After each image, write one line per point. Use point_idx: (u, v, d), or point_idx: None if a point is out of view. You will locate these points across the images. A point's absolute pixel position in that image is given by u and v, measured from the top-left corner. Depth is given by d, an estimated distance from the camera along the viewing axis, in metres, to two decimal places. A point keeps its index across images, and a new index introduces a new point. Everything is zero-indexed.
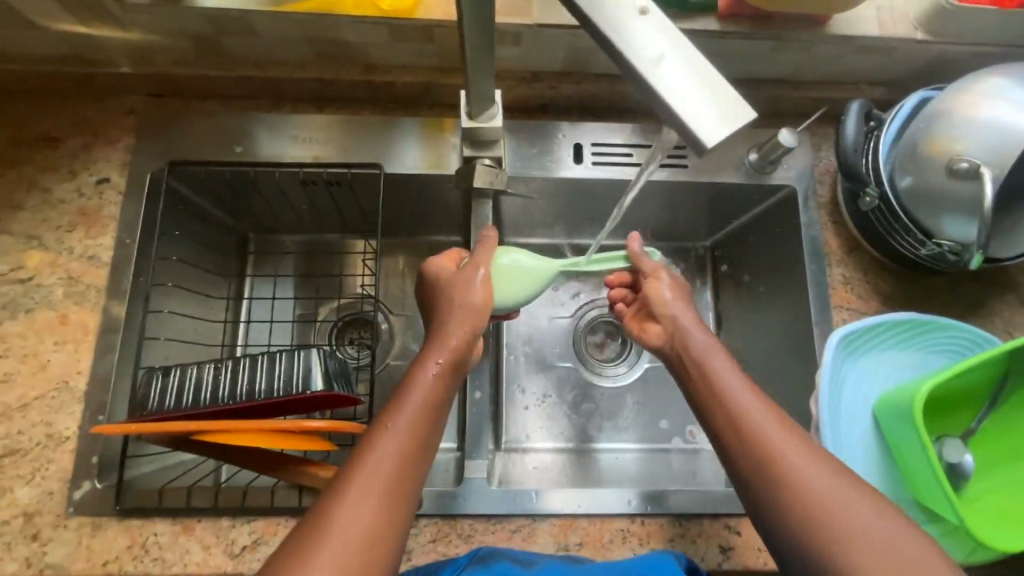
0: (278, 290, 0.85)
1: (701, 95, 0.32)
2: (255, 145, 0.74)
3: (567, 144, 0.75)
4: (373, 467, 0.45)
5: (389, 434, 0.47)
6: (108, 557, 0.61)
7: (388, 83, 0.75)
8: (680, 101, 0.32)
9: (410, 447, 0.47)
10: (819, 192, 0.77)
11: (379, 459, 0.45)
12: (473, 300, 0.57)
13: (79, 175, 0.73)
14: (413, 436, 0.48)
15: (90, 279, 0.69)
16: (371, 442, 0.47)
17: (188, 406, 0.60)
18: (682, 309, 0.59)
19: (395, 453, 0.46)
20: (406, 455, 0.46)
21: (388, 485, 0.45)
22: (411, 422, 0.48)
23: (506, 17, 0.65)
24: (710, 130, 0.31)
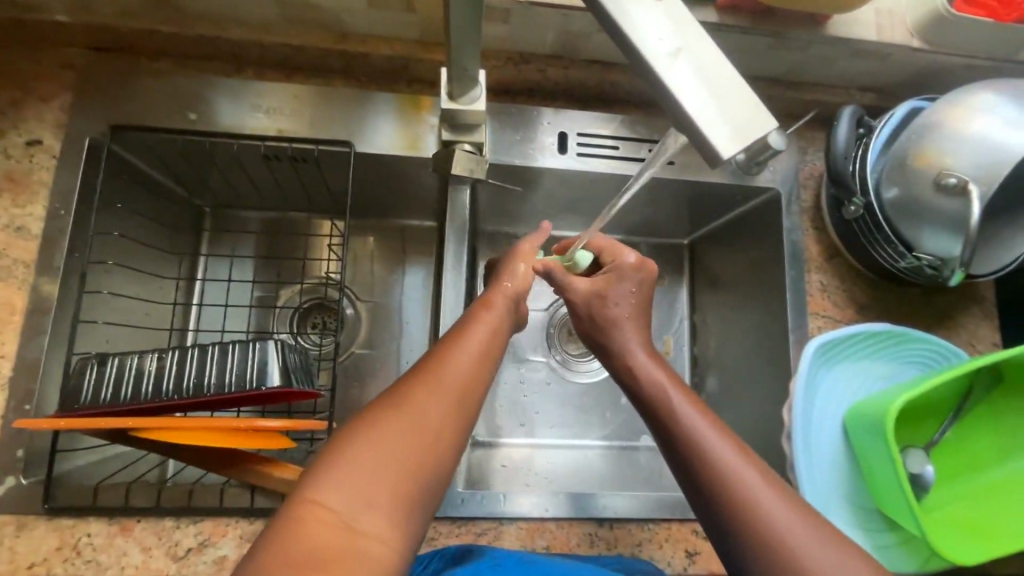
0: (234, 272, 0.80)
1: (720, 98, 0.29)
2: (212, 113, 0.67)
3: (551, 132, 0.71)
4: (439, 385, 0.43)
5: (455, 359, 0.45)
6: (34, 560, 0.56)
7: (363, 55, 0.69)
8: (696, 103, 0.29)
9: (473, 376, 0.45)
10: (803, 196, 0.76)
11: (445, 379, 0.43)
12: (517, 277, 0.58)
13: (5, 135, 0.64)
14: (476, 368, 0.45)
15: (17, 253, 0.62)
16: (433, 364, 0.45)
17: (127, 400, 0.54)
18: (622, 286, 0.60)
19: (455, 375, 0.44)
20: (467, 380, 0.44)
21: (451, 407, 0.42)
22: (450, 382, 0.43)
23: None
24: (728, 141, 0.28)
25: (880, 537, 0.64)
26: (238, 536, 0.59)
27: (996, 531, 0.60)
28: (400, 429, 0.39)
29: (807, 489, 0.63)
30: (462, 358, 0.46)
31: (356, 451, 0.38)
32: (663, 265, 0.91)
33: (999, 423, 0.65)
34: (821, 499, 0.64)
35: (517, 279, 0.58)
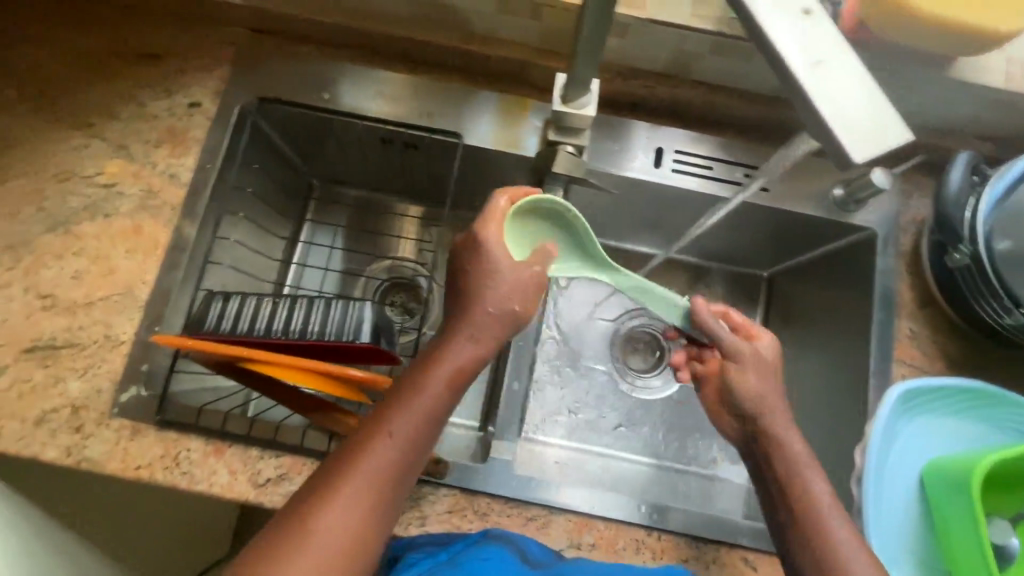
0: (334, 240, 0.88)
1: (859, 110, 0.31)
2: (342, 95, 0.75)
3: (648, 147, 0.74)
4: (345, 513, 0.45)
5: (371, 455, 0.47)
6: (142, 463, 0.64)
7: (484, 55, 0.74)
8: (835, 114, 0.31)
9: (383, 486, 0.47)
10: (902, 240, 0.74)
11: (349, 503, 0.45)
12: (488, 263, 0.54)
13: (171, 95, 0.74)
14: (389, 477, 0.47)
15: (167, 196, 0.71)
16: (342, 480, 0.46)
17: (241, 333, 0.61)
18: (765, 350, 0.61)
19: (362, 501, 0.46)
20: (381, 491, 0.47)
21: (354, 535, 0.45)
22: (355, 509, 0.45)
23: (626, 8, 0.63)
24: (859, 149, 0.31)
25: None
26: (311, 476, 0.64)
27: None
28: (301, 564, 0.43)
29: (874, 540, 0.60)
30: (384, 455, 0.48)
31: None
32: (738, 295, 0.92)
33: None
34: (887, 549, 0.61)
35: (488, 302, 0.53)
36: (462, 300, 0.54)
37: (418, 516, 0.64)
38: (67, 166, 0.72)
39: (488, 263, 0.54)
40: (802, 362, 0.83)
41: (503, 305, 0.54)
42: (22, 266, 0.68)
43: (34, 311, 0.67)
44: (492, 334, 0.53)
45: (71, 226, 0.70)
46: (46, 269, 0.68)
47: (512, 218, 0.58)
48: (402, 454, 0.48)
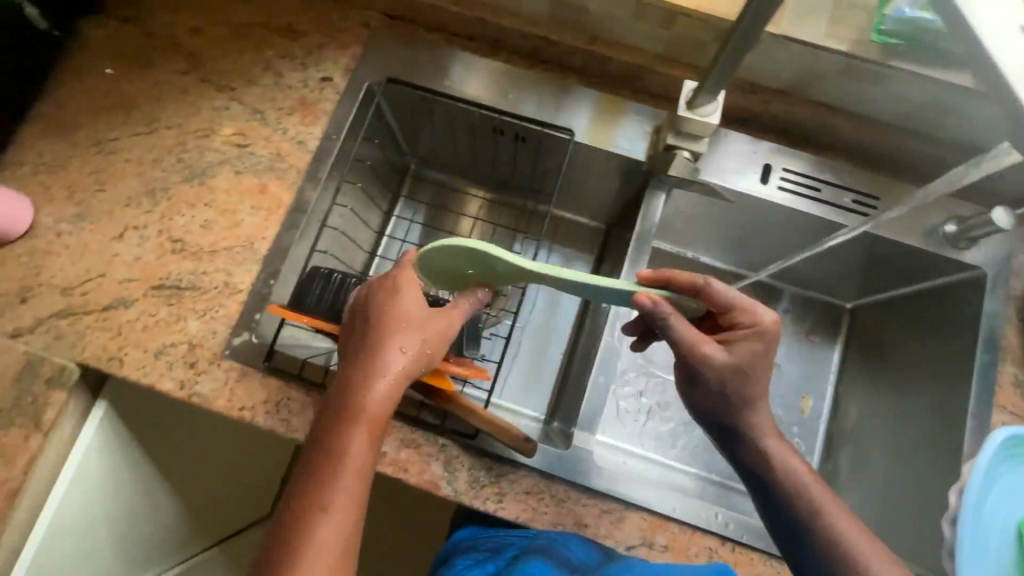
0: (422, 216, 0.92)
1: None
2: (463, 83, 0.78)
3: (758, 162, 0.75)
4: (333, 508, 0.49)
5: (313, 531, 0.47)
6: (246, 404, 0.68)
7: (606, 58, 0.76)
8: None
9: (356, 477, 0.51)
10: (1013, 284, 0.72)
11: (333, 499, 0.49)
12: (397, 313, 0.56)
13: (308, 69, 0.80)
14: (358, 467, 0.51)
15: (294, 161, 0.76)
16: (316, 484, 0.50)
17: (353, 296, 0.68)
18: (746, 347, 0.58)
19: (343, 494, 0.50)
20: (360, 478, 0.51)
21: (346, 524, 0.49)
22: (342, 499, 0.49)
23: (773, 26, 0.64)
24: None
25: None
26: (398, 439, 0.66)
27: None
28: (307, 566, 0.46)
29: None
30: (348, 450, 0.51)
31: None
32: (820, 323, 0.91)
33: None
34: None
35: (394, 347, 0.54)
36: (370, 345, 0.55)
37: (497, 492, 0.65)
38: (207, 125, 0.78)
39: (399, 311, 0.56)
40: (885, 398, 0.82)
41: (415, 344, 0.55)
42: (159, 211, 0.74)
43: (165, 253, 0.73)
44: (407, 373, 0.55)
45: (206, 178, 0.76)
46: (180, 216, 0.74)
47: (417, 269, 0.61)
48: (364, 446, 0.52)
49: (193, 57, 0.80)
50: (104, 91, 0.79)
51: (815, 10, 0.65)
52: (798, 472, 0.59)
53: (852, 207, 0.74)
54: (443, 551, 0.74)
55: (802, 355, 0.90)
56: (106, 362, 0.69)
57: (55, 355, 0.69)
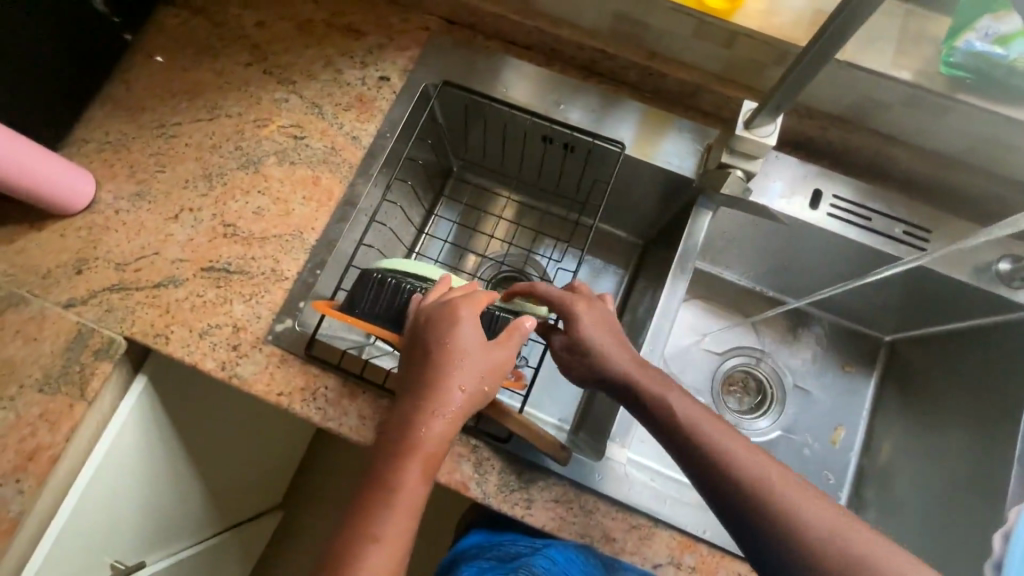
0: (462, 218, 0.93)
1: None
2: (518, 90, 0.80)
3: (808, 187, 0.74)
4: (384, 543, 0.48)
5: (360, 565, 0.47)
6: (284, 390, 0.69)
7: (661, 74, 0.77)
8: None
9: (408, 512, 0.50)
10: None
11: (384, 531, 0.49)
12: (456, 344, 0.56)
13: (367, 67, 0.82)
14: (410, 502, 0.51)
15: (347, 155, 0.78)
16: (368, 515, 0.49)
17: None
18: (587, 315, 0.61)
19: (396, 529, 0.49)
20: (412, 513, 0.51)
21: (394, 559, 0.48)
22: (393, 533, 0.49)
23: (843, 54, 0.65)
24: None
25: None
26: None
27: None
28: None
29: None
30: (402, 483, 0.51)
31: None
32: (855, 354, 0.90)
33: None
34: None
35: (455, 381, 0.54)
36: (426, 375, 0.55)
37: (526, 498, 0.65)
38: (266, 115, 0.80)
39: (457, 340, 0.56)
40: (922, 436, 0.80)
41: (474, 381, 0.55)
42: (214, 195, 0.76)
43: (217, 236, 0.75)
44: (462, 407, 0.54)
45: (261, 167, 0.78)
46: (234, 201, 0.76)
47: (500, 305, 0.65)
48: (418, 482, 0.51)
49: (257, 49, 0.83)
50: (170, 76, 0.82)
51: (880, 39, 0.66)
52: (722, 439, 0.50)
53: (901, 238, 0.73)
54: (448, 557, 0.77)
55: (835, 385, 0.89)
56: (152, 338, 0.70)
57: (105, 327, 0.71)
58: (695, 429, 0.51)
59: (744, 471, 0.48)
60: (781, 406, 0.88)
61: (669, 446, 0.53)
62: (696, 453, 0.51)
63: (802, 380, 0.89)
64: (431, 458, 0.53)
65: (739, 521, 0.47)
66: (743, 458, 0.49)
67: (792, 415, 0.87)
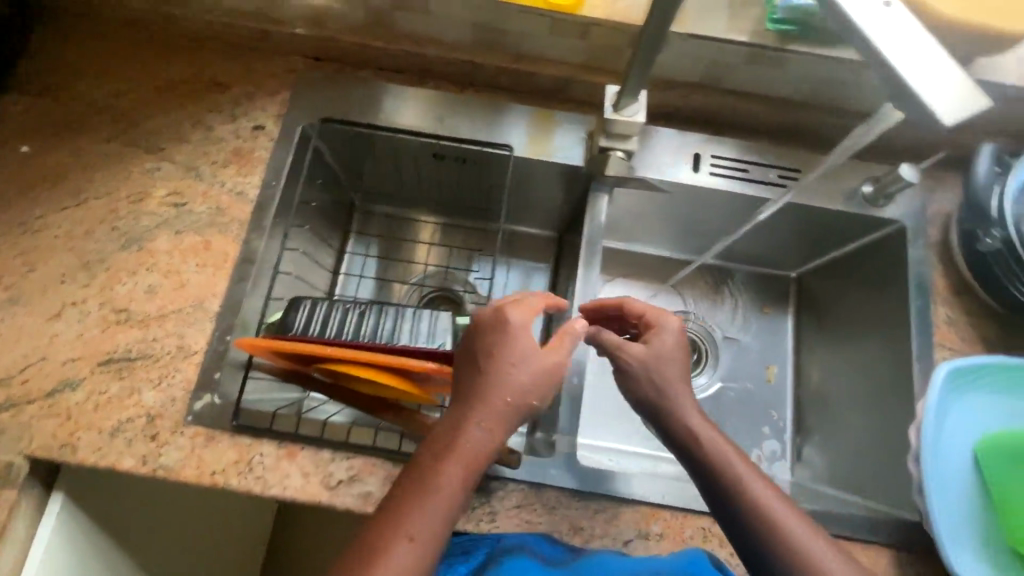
0: (377, 250, 0.92)
1: (953, 83, 0.37)
2: (398, 115, 0.80)
3: (686, 153, 0.79)
4: (415, 543, 0.47)
5: (391, 563, 0.46)
6: (216, 469, 0.65)
7: (530, 74, 0.79)
8: (929, 95, 0.37)
9: (442, 510, 0.48)
10: (930, 232, 0.77)
11: (413, 528, 0.47)
12: (503, 355, 0.54)
13: (238, 120, 0.79)
14: (444, 504, 0.49)
15: (235, 213, 0.75)
16: (403, 511, 0.48)
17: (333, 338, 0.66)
18: (660, 338, 0.60)
19: (429, 524, 0.48)
20: (447, 512, 0.49)
21: (421, 556, 0.47)
22: (422, 529, 0.47)
23: (677, 25, 0.69)
24: (951, 111, 0.37)
25: None
26: (383, 476, 0.66)
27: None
28: None
29: (938, 516, 0.61)
30: (438, 483, 0.49)
31: None
32: (770, 295, 0.96)
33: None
34: (950, 532, 0.61)
35: (503, 391, 0.53)
36: (471, 389, 0.53)
37: (488, 512, 0.65)
38: (139, 188, 0.76)
39: (503, 352, 0.54)
40: (839, 357, 0.86)
41: (521, 394, 0.53)
42: (97, 283, 0.71)
43: (110, 324, 0.70)
44: (505, 418, 0.52)
45: (145, 243, 0.73)
46: (121, 285, 0.71)
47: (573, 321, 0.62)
48: (454, 484, 0.49)
49: (116, 122, 0.78)
50: (23, 168, 0.76)
51: (714, 7, 0.70)
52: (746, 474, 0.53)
53: (776, 183, 0.79)
54: None
55: (758, 328, 0.94)
56: (57, 451, 0.65)
57: None
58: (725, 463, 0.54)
59: (762, 501, 0.51)
60: (715, 360, 0.92)
61: (688, 462, 0.56)
62: (716, 477, 0.54)
63: (729, 334, 0.94)
64: (476, 462, 0.51)
65: (743, 535, 0.51)
66: (763, 491, 0.52)
67: (728, 366, 0.92)
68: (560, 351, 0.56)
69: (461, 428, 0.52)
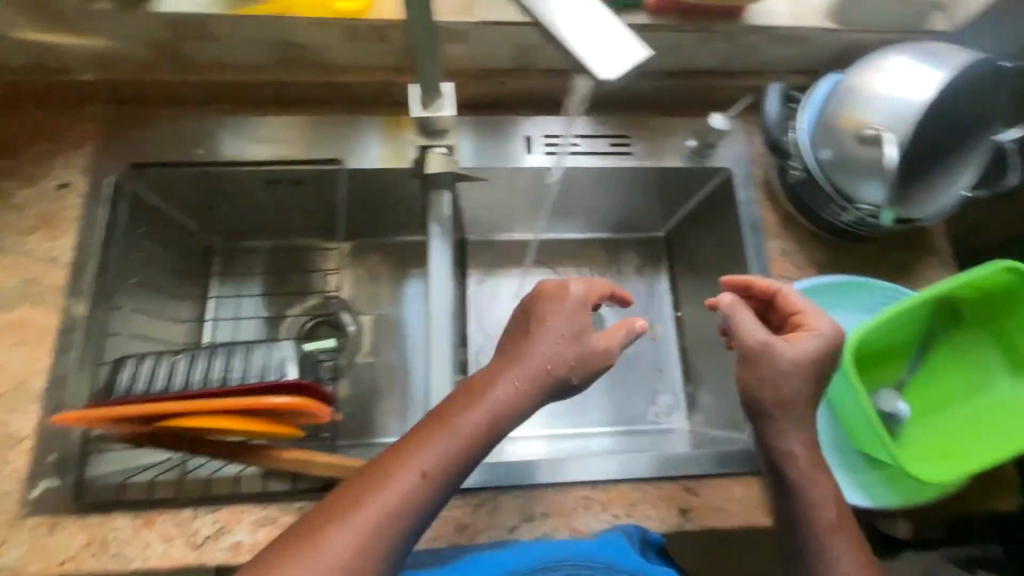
0: (247, 288, 0.86)
1: (611, 42, 0.41)
2: (217, 147, 0.76)
3: (517, 138, 0.80)
4: (423, 473, 0.50)
5: (396, 485, 0.49)
6: (66, 556, 0.60)
7: (344, 84, 0.77)
8: (591, 56, 0.41)
9: (451, 450, 0.52)
10: (755, 173, 0.82)
11: (421, 458, 0.51)
12: (562, 324, 0.58)
13: (39, 181, 0.73)
14: (456, 449, 0.52)
15: (50, 280, 0.70)
16: (422, 438, 0.53)
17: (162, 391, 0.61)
18: (808, 343, 0.57)
19: (439, 454, 0.51)
20: (456, 453, 0.52)
21: (427, 482, 0.50)
22: (428, 460, 0.51)
23: (446, 14, 0.71)
24: (611, 67, 0.41)
25: (861, 477, 0.65)
26: (252, 522, 0.62)
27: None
28: (376, 504, 0.49)
29: None
30: (456, 426, 0.53)
31: (337, 529, 0.47)
32: (642, 258, 1.00)
33: (1004, 321, 0.67)
34: None
35: (543, 358, 0.56)
36: (518, 351, 0.57)
37: None
38: None
39: (558, 321, 0.58)
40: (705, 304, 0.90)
41: (563, 364, 0.56)
42: None
43: None
44: (539, 386, 0.56)
45: None
46: None
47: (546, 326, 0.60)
48: (470, 435, 0.53)
49: None
50: None
51: None
52: (805, 493, 0.56)
53: (608, 151, 0.82)
54: None
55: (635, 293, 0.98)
56: None
57: None
58: (811, 481, 0.56)
59: (827, 515, 0.55)
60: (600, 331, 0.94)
61: (773, 473, 0.58)
62: (797, 491, 0.56)
63: None
64: (496, 416, 0.55)
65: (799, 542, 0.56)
66: (821, 507, 0.56)
67: None
68: (620, 330, 0.60)
69: (488, 386, 0.56)
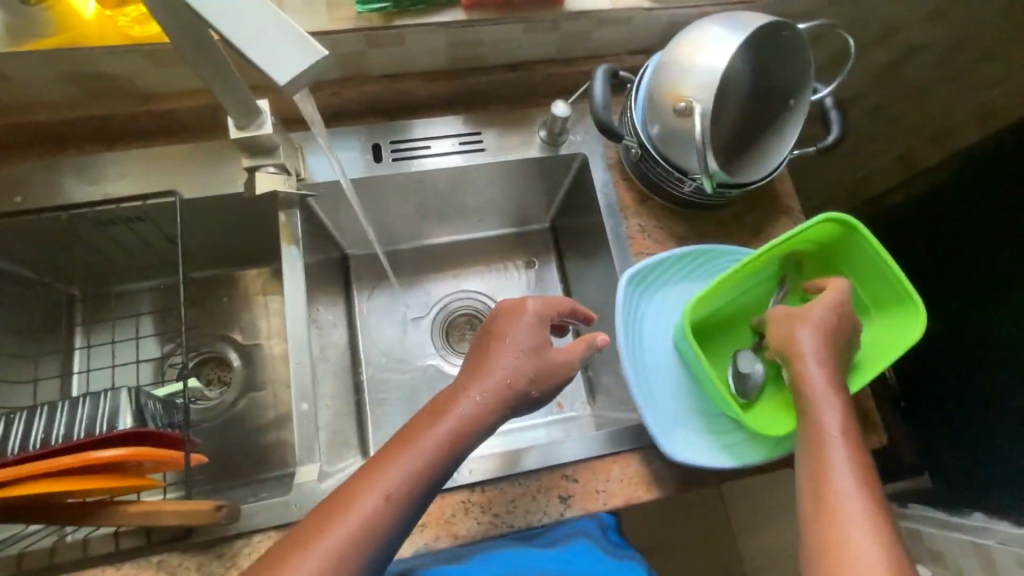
0: (120, 333, 0.83)
1: (285, 45, 0.40)
2: (36, 194, 0.72)
3: (366, 147, 0.79)
4: (387, 493, 0.51)
5: (362, 506, 0.50)
6: None
7: (169, 111, 0.75)
8: (264, 60, 0.40)
9: (416, 467, 0.53)
10: (609, 154, 0.83)
11: (387, 478, 0.52)
12: (523, 340, 0.59)
13: None
14: (420, 467, 0.53)
15: None
16: (394, 456, 0.54)
17: None
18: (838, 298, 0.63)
19: (406, 469, 0.52)
20: (423, 467, 0.53)
21: (392, 498, 0.51)
22: (394, 477, 0.52)
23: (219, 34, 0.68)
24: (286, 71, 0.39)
25: (722, 436, 0.69)
26: None
27: (894, 345, 0.65)
28: (337, 527, 0.49)
29: (645, 408, 0.68)
30: (425, 445, 0.54)
31: (299, 555, 0.48)
32: (529, 249, 1.00)
33: (839, 272, 0.71)
34: (662, 422, 0.68)
35: (504, 372, 0.58)
36: (477, 365, 0.60)
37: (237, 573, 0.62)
38: None
39: (518, 336, 0.60)
40: (587, 288, 0.91)
41: (524, 378, 0.58)
42: None
43: None
44: (502, 400, 0.58)
45: None
46: None
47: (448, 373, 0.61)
48: (437, 452, 0.54)
49: None
50: None
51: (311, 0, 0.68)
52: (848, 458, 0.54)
53: (461, 147, 0.81)
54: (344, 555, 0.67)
55: (526, 284, 0.98)
56: None
57: None
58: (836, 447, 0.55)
59: (840, 481, 0.53)
60: None
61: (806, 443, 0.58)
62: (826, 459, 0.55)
63: (496, 297, 0.98)
64: (469, 428, 0.56)
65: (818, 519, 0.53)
66: (846, 472, 0.54)
67: None
68: (576, 345, 0.62)
69: (455, 402, 0.57)
